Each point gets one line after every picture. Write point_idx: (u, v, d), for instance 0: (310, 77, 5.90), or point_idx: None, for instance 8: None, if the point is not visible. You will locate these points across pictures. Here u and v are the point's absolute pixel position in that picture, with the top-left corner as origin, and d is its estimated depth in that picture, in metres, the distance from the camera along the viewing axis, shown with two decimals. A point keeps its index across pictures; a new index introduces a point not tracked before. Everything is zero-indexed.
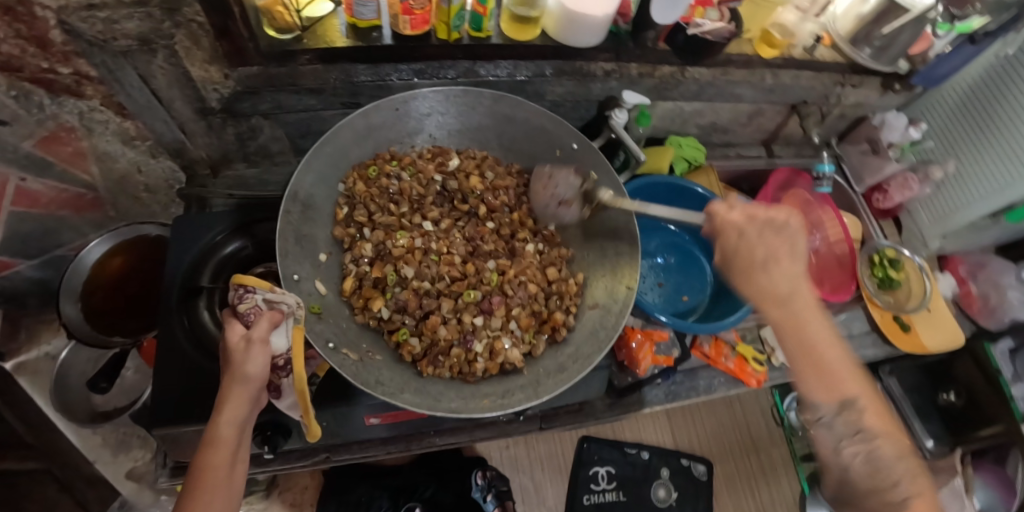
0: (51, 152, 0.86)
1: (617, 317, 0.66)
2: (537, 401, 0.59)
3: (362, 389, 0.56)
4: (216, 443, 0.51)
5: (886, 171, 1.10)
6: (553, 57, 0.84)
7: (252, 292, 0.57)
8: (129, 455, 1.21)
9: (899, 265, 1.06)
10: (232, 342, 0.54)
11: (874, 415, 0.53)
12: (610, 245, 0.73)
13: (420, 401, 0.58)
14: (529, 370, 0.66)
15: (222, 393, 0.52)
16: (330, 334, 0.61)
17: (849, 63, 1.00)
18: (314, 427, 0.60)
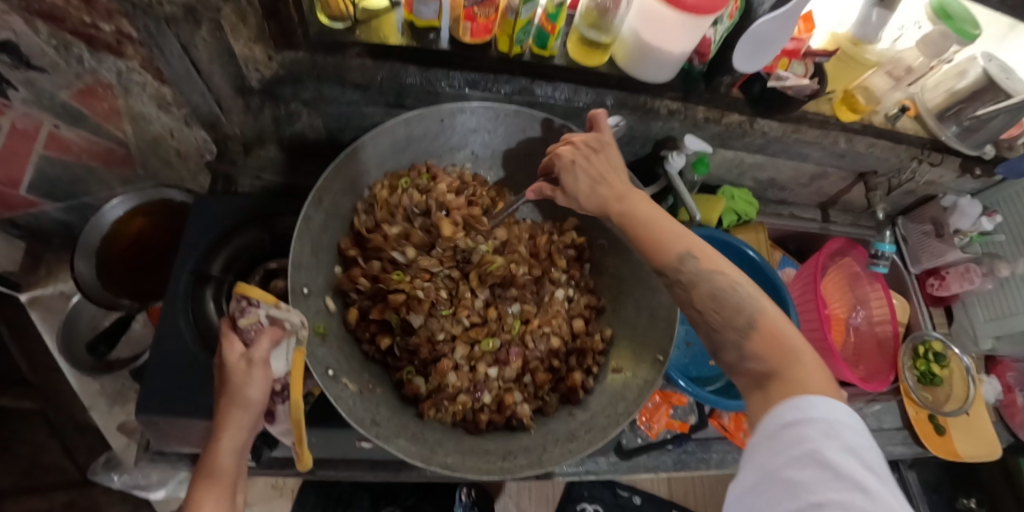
0: (87, 105, 0.85)
1: (639, 391, 0.62)
2: (541, 471, 0.56)
3: (356, 428, 0.52)
4: (214, 475, 0.51)
5: (948, 258, 1.00)
6: (616, 87, 0.78)
7: (257, 306, 0.54)
8: (123, 409, 1.26)
9: (944, 361, 0.97)
10: (231, 362, 0.52)
11: (710, 258, 0.53)
12: (646, 306, 0.67)
13: (416, 450, 0.55)
14: (535, 430, 0.62)
15: (223, 418, 0.52)
16: (331, 360, 0.57)
17: (931, 140, 0.90)
18: (304, 457, 0.58)
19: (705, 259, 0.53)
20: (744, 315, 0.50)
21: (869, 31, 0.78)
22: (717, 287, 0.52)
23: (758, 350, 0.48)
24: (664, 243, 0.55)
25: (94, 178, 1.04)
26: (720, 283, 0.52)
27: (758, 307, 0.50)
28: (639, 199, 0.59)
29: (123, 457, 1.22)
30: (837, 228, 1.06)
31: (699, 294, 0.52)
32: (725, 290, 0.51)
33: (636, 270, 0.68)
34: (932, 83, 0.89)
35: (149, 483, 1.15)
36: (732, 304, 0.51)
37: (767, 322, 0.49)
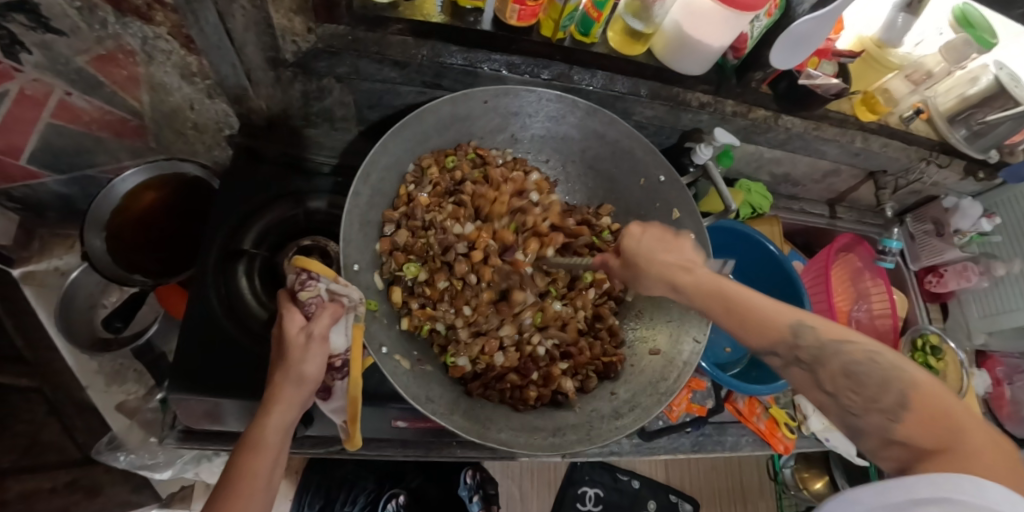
0: (103, 72, 0.81)
1: (680, 372, 0.64)
2: (591, 447, 0.58)
3: (413, 406, 0.54)
4: (260, 448, 0.50)
5: (946, 256, 1.05)
6: (651, 78, 0.80)
7: (316, 279, 0.55)
8: (123, 388, 1.18)
9: (941, 354, 1.01)
10: (290, 334, 0.53)
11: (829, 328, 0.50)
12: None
13: (469, 425, 0.57)
14: (579, 407, 0.64)
15: (272, 393, 0.52)
16: (383, 337, 0.60)
17: (940, 141, 0.95)
18: (355, 436, 0.60)
19: (824, 327, 0.50)
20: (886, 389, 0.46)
21: (895, 35, 0.80)
22: (852, 360, 0.48)
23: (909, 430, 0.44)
24: (767, 321, 0.51)
25: (102, 149, 1.01)
26: (851, 354, 0.49)
27: (908, 382, 0.46)
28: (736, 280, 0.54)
29: (127, 438, 1.16)
30: (844, 224, 1.09)
31: (827, 369, 0.49)
32: (861, 363, 0.48)
33: None
34: (945, 87, 0.92)
35: (159, 463, 1.17)
36: (875, 378, 0.47)
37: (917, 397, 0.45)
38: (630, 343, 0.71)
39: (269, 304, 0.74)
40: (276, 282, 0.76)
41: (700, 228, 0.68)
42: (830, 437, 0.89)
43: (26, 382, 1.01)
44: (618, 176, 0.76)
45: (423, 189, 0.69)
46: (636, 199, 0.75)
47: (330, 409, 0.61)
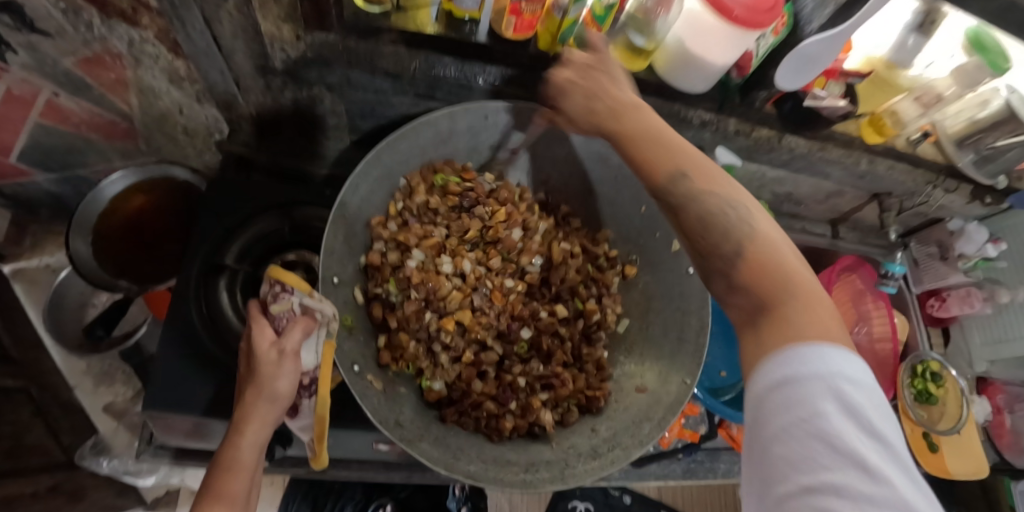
0: (91, 74, 0.79)
1: (666, 413, 0.61)
2: (562, 487, 0.55)
3: (379, 428, 0.52)
4: (234, 468, 0.49)
5: (950, 280, 1.03)
6: (653, 94, 0.77)
7: (290, 293, 0.55)
8: (110, 389, 1.22)
9: (941, 380, 1.00)
10: (260, 350, 0.52)
11: (703, 182, 0.51)
12: (675, 326, 0.67)
13: (438, 454, 0.55)
14: (556, 443, 0.62)
15: (244, 413, 0.50)
16: (356, 355, 0.57)
17: (947, 165, 0.92)
18: (321, 454, 0.56)
19: (697, 179, 0.51)
20: (731, 240, 0.48)
21: (905, 56, 0.78)
22: (709, 212, 0.50)
23: (747, 283, 0.47)
24: (659, 155, 0.54)
25: (92, 149, 0.99)
26: (708, 208, 0.50)
27: (747, 244, 0.47)
28: (648, 115, 0.57)
29: (114, 441, 1.20)
30: (847, 245, 1.06)
31: (687, 217, 0.52)
32: (714, 215, 0.50)
33: (662, 286, 0.70)
34: (955, 110, 0.88)
35: (141, 470, 1.17)
36: (719, 231, 0.49)
37: (753, 255, 0.47)
38: (615, 377, 0.70)
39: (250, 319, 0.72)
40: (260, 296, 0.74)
41: None
42: None
43: (18, 382, 1.01)
44: (617, 201, 0.73)
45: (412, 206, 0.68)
46: (634, 227, 0.72)
47: (297, 426, 0.59)
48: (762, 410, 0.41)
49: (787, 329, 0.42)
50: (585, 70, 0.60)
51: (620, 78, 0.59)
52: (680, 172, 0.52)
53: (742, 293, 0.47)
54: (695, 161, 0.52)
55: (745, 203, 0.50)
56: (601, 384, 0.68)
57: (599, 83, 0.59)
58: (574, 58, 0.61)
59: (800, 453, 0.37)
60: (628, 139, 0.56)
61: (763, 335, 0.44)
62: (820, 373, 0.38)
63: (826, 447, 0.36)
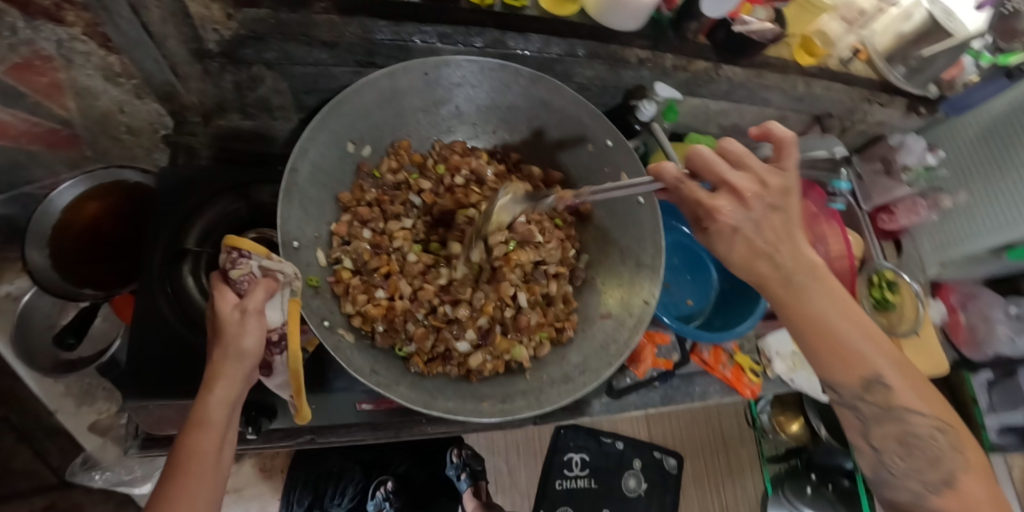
0: (23, 81, 0.75)
1: (631, 332, 0.65)
2: (538, 410, 0.59)
3: (356, 377, 0.54)
4: (205, 425, 0.49)
5: (896, 193, 1.08)
6: (588, 37, 0.80)
7: (246, 256, 0.54)
8: (93, 408, 1.13)
9: (897, 288, 1.05)
10: (223, 312, 0.51)
11: (903, 393, 0.56)
12: (630, 255, 0.71)
13: (415, 396, 0.58)
14: (530, 374, 0.66)
15: (213, 370, 0.50)
16: (325, 312, 0.61)
17: (881, 81, 0.96)
18: (303, 407, 0.60)
19: (895, 388, 0.56)
20: (943, 466, 0.55)
21: None
22: (909, 430, 0.57)
23: (945, 504, 0.53)
24: (856, 363, 0.55)
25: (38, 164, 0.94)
26: (915, 426, 0.57)
27: (960, 464, 0.55)
28: (832, 289, 0.55)
29: (102, 455, 1.15)
30: (796, 170, 1.11)
31: (890, 433, 0.58)
32: (920, 436, 0.56)
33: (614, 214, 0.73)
34: (881, 27, 0.92)
35: (136, 478, 1.15)
36: (929, 453, 0.56)
37: (967, 480, 0.54)
38: (583, 308, 0.73)
39: None
40: None
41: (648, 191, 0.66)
42: (795, 378, 0.91)
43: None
44: (566, 142, 0.77)
45: (373, 184, 0.72)
46: (584, 165, 0.76)
47: (275, 384, 0.61)
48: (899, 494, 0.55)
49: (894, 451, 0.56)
50: (762, 210, 0.56)
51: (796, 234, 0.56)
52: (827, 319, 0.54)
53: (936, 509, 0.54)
54: (897, 362, 0.56)
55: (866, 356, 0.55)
56: (568, 316, 0.71)
57: (776, 236, 0.56)
58: (766, 199, 0.56)
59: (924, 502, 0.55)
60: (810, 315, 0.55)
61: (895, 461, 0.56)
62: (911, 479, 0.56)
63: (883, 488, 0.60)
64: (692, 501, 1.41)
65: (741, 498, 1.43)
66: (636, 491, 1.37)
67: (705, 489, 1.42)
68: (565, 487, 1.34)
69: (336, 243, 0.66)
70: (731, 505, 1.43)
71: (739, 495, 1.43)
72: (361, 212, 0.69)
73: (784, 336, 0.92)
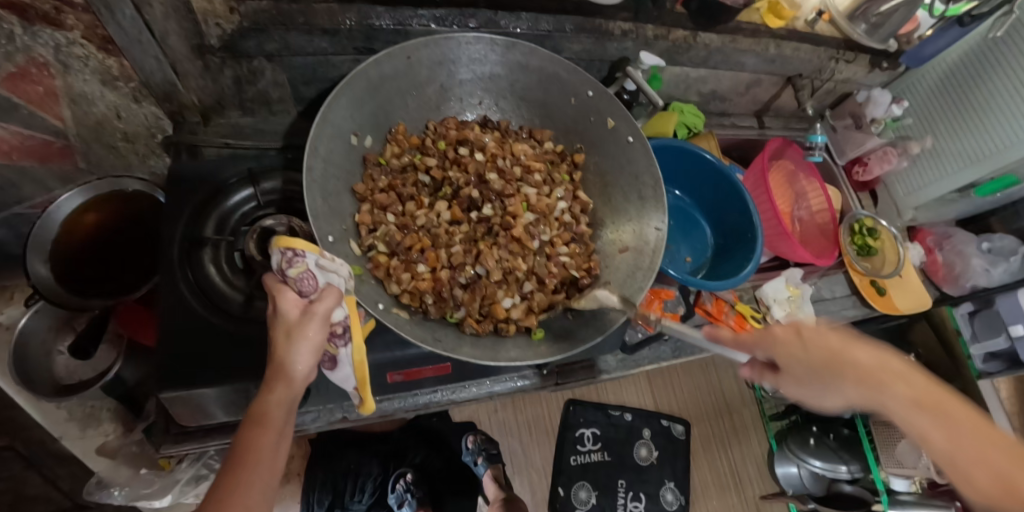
0: (18, 92, 0.74)
1: (651, 257, 0.71)
2: (593, 342, 0.65)
3: (423, 346, 0.60)
4: (264, 422, 0.50)
5: (867, 146, 1.15)
6: (574, 13, 0.83)
7: (301, 255, 0.55)
8: (98, 430, 1.10)
9: (876, 233, 1.12)
10: (292, 314, 0.53)
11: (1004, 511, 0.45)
12: (632, 190, 0.76)
13: (479, 353, 0.63)
14: (572, 313, 0.72)
15: (276, 368, 0.52)
16: (377, 296, 0.65)
17: (845, 39, 1.02)
18: (367, 400, 0.63)
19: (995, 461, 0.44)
20: None
21: None
22: None
23: None
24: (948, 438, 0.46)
25: (28, 181, 0.88)
26: None
27: None
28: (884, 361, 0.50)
29: (114, 476, 1.11)
30: (773, 132, 1.18)
31: None
32: None
33: (607, 160, 0.78)
34: None
35: (155, 491, 1.13)
36: None
37: None
38: (599, 247, 0.78)
39: (241, 286, 0.75)
40: (244, 264, 0.77)
41: (635, 129, 0.73)
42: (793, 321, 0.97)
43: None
44: (549, 101, 0.80)
45: (381, 171, 0.73)
46: (571, 118, 0.80)
47: (338, 378, 0.63)
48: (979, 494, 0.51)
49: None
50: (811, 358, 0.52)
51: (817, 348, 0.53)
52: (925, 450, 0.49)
53: None
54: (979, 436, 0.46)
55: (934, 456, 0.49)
56: (591, 260, 0.76)
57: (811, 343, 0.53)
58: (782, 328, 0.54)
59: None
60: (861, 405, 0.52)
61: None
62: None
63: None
64: (703, 465, 1.45)
65: (747, 456, 1.48)
66: (649, 460, 1.41)
67: (714, 452, 1.47)
68: (580, 462, 1.36)
69: (364, 232, 0.68)
70: (738, 464, 1.47)
71: (745, 453, 1.48)
72: (379, 199, 0.70)
73: (779, 284, 0.98)
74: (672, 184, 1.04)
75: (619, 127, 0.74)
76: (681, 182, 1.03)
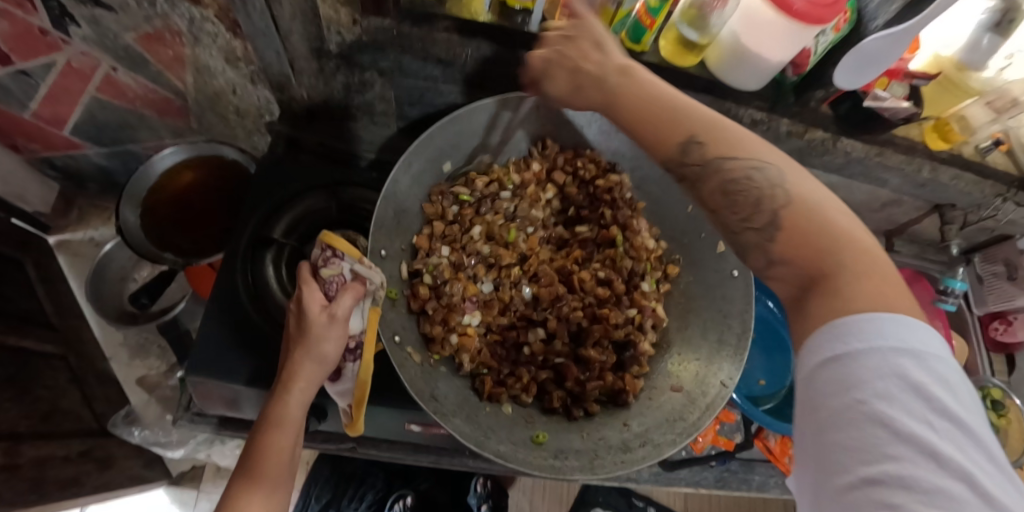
0: (150, 51, 0.79)
1: (700, 415, 0.61)
2: (592, 477, 0.55)
3: (417, 403, 0.53)
4: (282, 425, 0.50)
5: (1016, 302, 0.95)
6: (703, 91, 0.76)
7: (339, 258, 0.52)
8: (145, 362, 1.22)
9: (1004, 410, 0.93)
10: (311, 314, 0.50)
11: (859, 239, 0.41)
12: (713, 328, 0.67)
13: (470, 431, 0.55)
14: (585, 432, 0.62)
15: (292, 372, 0.50)
16: (398, 326, 0.58)
17: (1022, 177, 0.86)
18: (358, 421, 0.58)
19: (825, 222, 0.43)
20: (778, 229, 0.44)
21: (977, 57, 0.75)
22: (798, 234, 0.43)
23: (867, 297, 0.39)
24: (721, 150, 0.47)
25: (144, 125, 0.99)
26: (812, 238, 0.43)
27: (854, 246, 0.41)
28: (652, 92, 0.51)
29: (144, 413, 1.18)
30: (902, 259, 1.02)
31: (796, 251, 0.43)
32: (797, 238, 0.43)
33: (701, 283, 0.70)
34: None
35: (171, 441, 1.17)
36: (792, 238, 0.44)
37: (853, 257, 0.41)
38: (653, 375, 0.68)
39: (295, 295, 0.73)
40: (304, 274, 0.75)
41: (744, 265, 0.64)
42: None
43: (31, 344, 0.93)
44: (665, 199, 0.72)
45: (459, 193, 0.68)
46: (680, 226, 0.72)
47: (336, 391, 0.58)
48: (816, 389, 0.38)
49: (837, 301, 0.39)
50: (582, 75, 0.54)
51: (602, 35, 0.56)
52: (733, 184, 0.47)
53: (790, 266, 0.44)
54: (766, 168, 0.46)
55: (771, 156, 0.47)
56: (635, 381, 0.66)
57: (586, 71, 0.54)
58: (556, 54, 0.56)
59: (863, 441, 0.34)
60: (615, 103, 0.52)
61: (814, 311, 0.40)
62: (883, 350, 0.36)
63: (894, 434, 0.34)
64: None
65: None
66: None
67: None
68: None
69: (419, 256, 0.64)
70: None
71: None
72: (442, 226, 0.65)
73: None
74: (770, 293, 0.93)
75: (728, 259, 0.65)
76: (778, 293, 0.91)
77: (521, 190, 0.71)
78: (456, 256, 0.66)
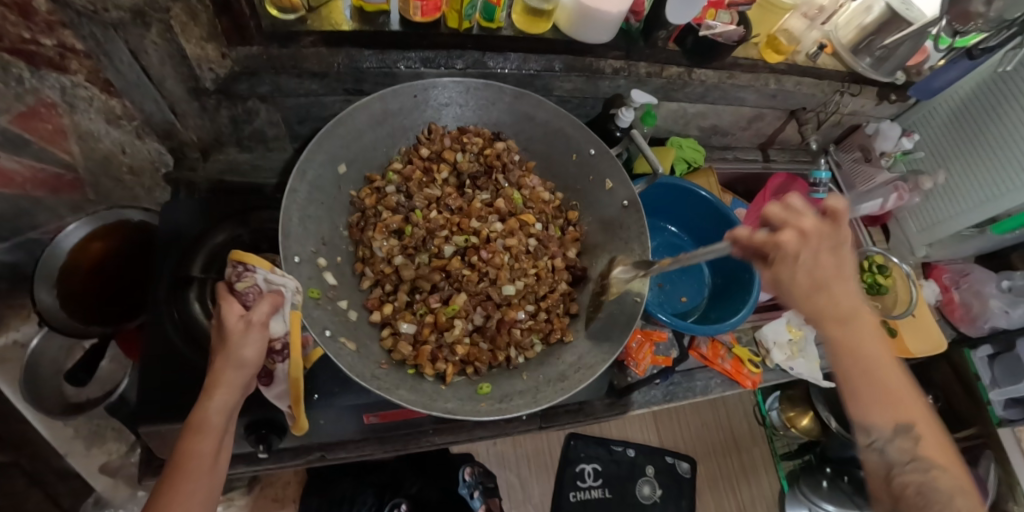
0: (28, 129, 0.73)
1: (622, 331, 0.68)
2: (537, 408, 0.61)
3: (356, 379, 0.57)
4: (204, 430, 0.51)
5: (876, 180, 1.10)
6: (563, 51, 0.84)
7: (251, 270, 0.56)
8: (103, 448, 1.08)
9: (886, 271, 1.06)
10: (230, 324, 0.54)
11: None
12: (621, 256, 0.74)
13: (415, 398, 0.60)
14: (526, 374, 0.68)
15: (214, 378, 0.52)
16: (326, 321, 0.62)
17: (849, 72, 1.00)
18: (301, 419, 0.61)
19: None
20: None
21: None
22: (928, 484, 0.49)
23: None
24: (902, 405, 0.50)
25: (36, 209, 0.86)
26: (935, 481, 0.49)
27: None
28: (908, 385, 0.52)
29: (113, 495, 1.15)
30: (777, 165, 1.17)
31: None
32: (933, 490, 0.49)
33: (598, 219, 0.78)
34: (845, 19, 0.97)
35: None
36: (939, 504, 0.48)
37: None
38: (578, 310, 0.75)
39: None
40: None
41: (631, 193, 0.73)
42: (794, 366, 0.95)
43: None
44: (552, 153, 0.80)
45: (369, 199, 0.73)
46: (571, 174, 0.80)
47: (274, 395, 0.62)
48: None
49: None
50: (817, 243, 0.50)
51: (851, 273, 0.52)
52: (928, 490, 0.49)
53: None
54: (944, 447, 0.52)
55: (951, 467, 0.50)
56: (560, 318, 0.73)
57: (825, 265, 0.50)
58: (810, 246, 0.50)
59: None
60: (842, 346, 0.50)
61: None
62: None
63: None
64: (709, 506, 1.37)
65: (757, 498, 1.40)
66: (652, 498, 1.35)
67: (721, 493, 1.40)
68: (579, 499, 1.32)
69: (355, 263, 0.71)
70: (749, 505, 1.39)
71: (755, 495, 1.40)
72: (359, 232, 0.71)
73: (779, 326, 0.96)
74: (668, 219, 1.03)
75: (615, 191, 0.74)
76: (678, 218, 1.02)
77: (415, 178, 0.76)
78: (367, 250, 0.71)
